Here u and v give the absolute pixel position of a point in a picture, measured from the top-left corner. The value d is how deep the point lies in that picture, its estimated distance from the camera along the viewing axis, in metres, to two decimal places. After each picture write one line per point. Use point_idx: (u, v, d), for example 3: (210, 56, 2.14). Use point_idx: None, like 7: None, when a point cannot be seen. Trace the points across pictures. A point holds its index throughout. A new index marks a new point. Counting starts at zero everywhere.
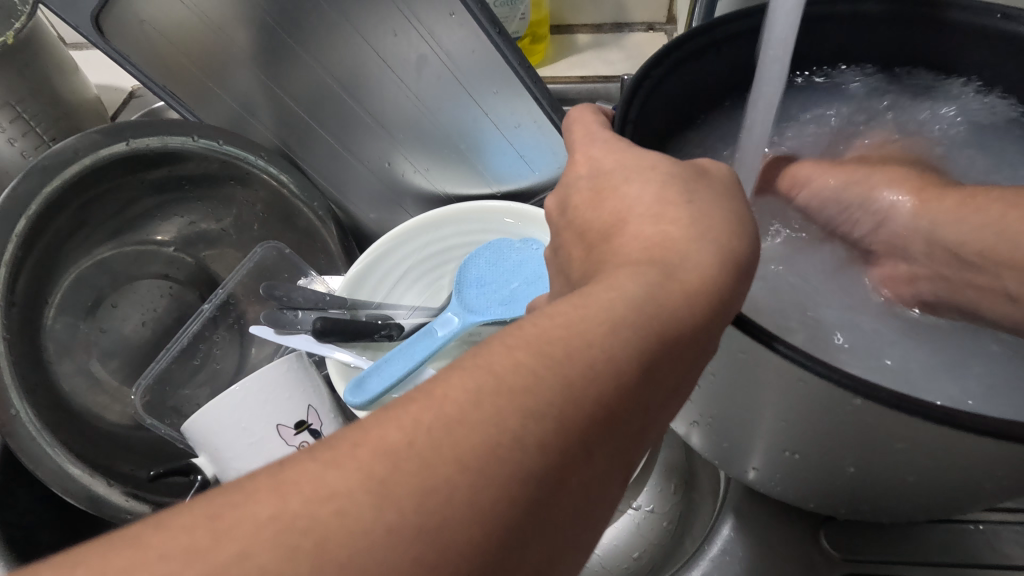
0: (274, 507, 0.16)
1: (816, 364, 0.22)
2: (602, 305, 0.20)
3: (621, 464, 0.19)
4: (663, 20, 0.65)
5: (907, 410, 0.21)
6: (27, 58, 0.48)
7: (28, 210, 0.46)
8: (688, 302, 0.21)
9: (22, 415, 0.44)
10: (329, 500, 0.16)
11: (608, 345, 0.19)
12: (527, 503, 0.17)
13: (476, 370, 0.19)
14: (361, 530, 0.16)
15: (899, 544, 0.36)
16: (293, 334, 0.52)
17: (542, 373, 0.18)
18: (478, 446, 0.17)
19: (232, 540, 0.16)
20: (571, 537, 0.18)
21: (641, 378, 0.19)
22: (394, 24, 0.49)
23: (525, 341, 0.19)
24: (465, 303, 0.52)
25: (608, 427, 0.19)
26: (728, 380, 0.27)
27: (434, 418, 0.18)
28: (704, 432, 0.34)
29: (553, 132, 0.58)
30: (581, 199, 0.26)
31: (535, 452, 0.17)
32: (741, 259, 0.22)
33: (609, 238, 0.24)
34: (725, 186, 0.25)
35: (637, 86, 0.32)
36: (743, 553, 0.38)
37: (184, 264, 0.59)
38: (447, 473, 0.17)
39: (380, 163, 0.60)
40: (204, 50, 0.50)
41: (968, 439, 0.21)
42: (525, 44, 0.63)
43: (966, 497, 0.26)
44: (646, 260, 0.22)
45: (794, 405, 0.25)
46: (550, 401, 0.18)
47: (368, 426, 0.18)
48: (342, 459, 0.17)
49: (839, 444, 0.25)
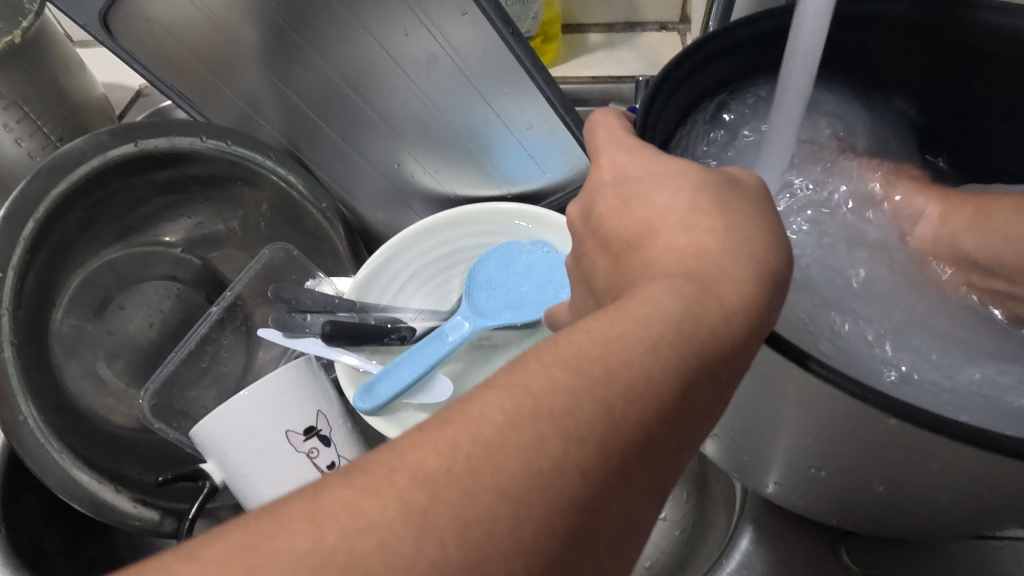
0: (313, 539, 0.16)
1: (852, 384, 0.21)
2: (641, 322, 0.19)
3: (660, 487, 0.19)
4: (677, 19, 0.64)
5: (949, 436, 0.20)
6: (34, 57, 0.48)
7: (35, 213, 0.45)
8: (728, 320, 0.20)
9: (29, 421, 0.43)
10: (369, 532, 0.16)
11: (648, 364, 0.18)
12: (569, 531, 0.17)
13: (511, 389, 0.18)
14: (403, 563, 0.15)
15: (919, 558, 0.35)
16: (301, 337, 0.51)
17: (581, 394, 0.18)
18: (518, 474, 0.17)
19: (266, 575, 0.15)
20: (609, 564, 0.18)
21: (680, 398, 0.19)
22: (405, 24, 0.48)
23: (562, 358, 0.19)
24: (475, 306, 0.51)
25: (649, 450, 0.18)
26: (754, 395, 0.26)
27: (471, 442, 0.17)
28: (723, 445, 0.33)
29: (565, 134, 0.57)
30: (606, 207, 0.25)
31: (576, 479, 0.17)
32: (777, 273, 0.21)
33: (637, 249, 0.23)
34: (756, 196, 0.24)
35: (659, 89, 0.31)
36: (759, 565, 0.37)
37: (190, 265, 0.58)
38: (488, 502, 0.16)
39: (390, 163, 0.60)
40: (211, 49, 0.49)
41: (1013, 465, 0.20)
42: (537, 43, 0.62)
43: (1000, 518, 0.25)
44: (683, 273, 0.21)
45: (826, 424, 0.24)
46: (591, 425, 0.17)
47: (403, 449, 0.17)
48: (379, 486, 0.17)
49: (871, 464, 0.25)
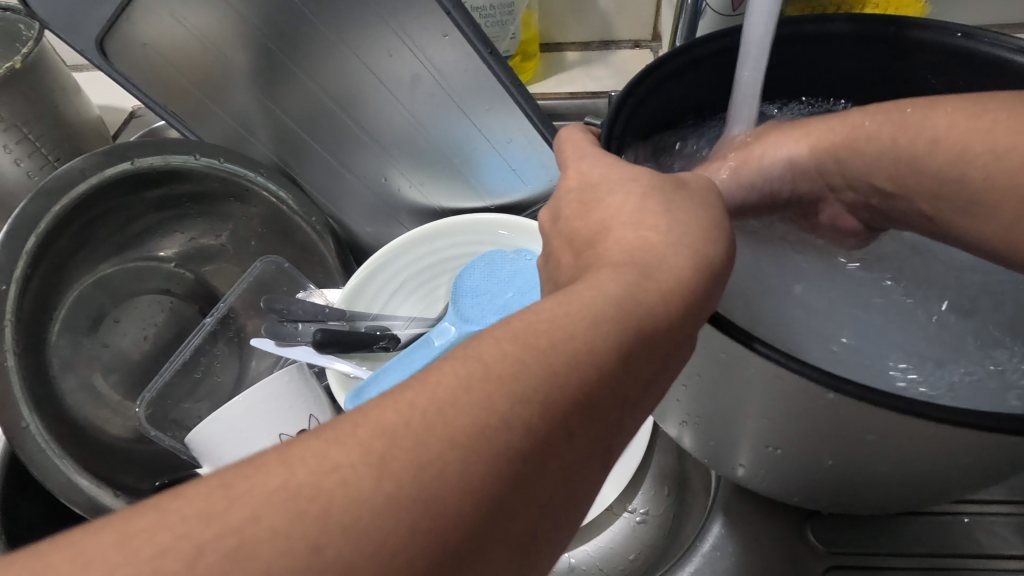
0: (284, 476, 0.18)
1: (793, 363, 0.23)
2: (584, 301, 0.22)
3: (601, 448, 0.21)
4: (649, 37, 0.68)
5: (870, 402, 0.22)
6: (34, 81, 0.50)
7: (38, 228, 0.47)
8: (666, 300, 0.22)
9: (31, 427, 0.45)
10: (332, 473, 0.18)
11: (589, 338, 0.21)
12: (512, 479, 0.19)
13: (466, 359, 0.20)
14: (363, 497, 0.17)
15: (880, 536, 0.38)
16: (293, 345, 0.53)
17: (527, 361, 0.20)
18: (468, 428, 0.19)
19: (244, 505, 0.17)
20: (549, 512, 0.20)
21: (620, 367, 0.21)
22: (390, 45, 0.51)
23: (512, 334, 0.21)
24: (462, 314, 0.54)
25: (589, 412, 0.20)
26: (714, 380, 0.29)
27: (427, 402, 0.19)
28: (693, 432, 0.35)
29: (544, 147, 0.59)
30: (571, 210, 0.27)
31: (519, 433, 0.19)
32: (716, 264, 0.24)
33: (595, 244, 0.25)
34: (704, 197, 0.26)
35: (622, 105, 0.34)
36: (732, 548, 0.39)
37: (183, 279, 0.60)
38: (439, 449, 0.18)
39: (377, 178, 0.62)
40: (204, 71, 0.51)
41: (932, 428, 0.22)
42: (515, 61, 0.65)
43: (937, 485, 0.28)
44: (628, 262, 0.23)
45: (776, 404, 0.27)
46: (534, 388, 0.19)
47: (369, 409, 0.19)
48: (344, 437, 0.19)
49: (819, 440, 0.27)
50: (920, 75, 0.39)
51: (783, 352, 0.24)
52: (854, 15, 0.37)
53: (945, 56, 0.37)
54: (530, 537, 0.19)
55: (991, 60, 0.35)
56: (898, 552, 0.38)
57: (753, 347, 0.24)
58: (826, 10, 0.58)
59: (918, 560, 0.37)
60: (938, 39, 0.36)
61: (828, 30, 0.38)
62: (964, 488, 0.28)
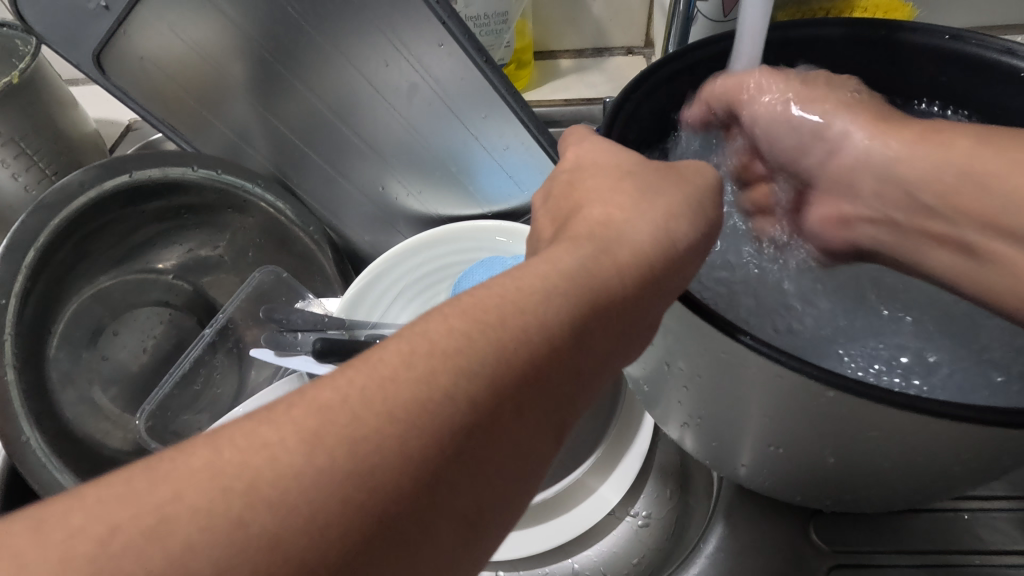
0: (209, 455, 0.18)
1: (783, 358, 0.24)
2: (539, 275, 0.22)
3: (552, 420, 0.21)
4: (642, 43, 0.68)
5: (868, 397, 0.22)
6: (32, 96, 0.50)
7: (36, 242, 0.47)
8: (621, 274, 0.23)
9: (31, 440, 0.45)
10: (262, 448, 0.18)
11: (541, 310, 0.21)
12: (454, 452, 0.19)
13: (413, 335, 0.21)
14: (292, 470, 0.17)
15: (881, 535, 0.38)
16: (292, 355, 0.52)
17: (474, 336, 0.20)
18: (409, 401, 0.19)
19: (166, 483, 0.17)
20: (495, 482, 0.20)
21: (573, 343, 0.21)
22: (386, 55, 0.51)
23: (461, 309, 0.21)
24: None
25: (537, 385, 0.20)
26: (715, 379, 0.29)
27: (366, 376, 0.19)
28: (695, 433, 0.35)
29: (541, 153, 0.59)
30: (557, 190, 0.28)
31: (460, 406, 0.19)
32: (679, 242, 0.25)
33: (566, 220, 0.26)
34: (690, 184, 0.27)
35: (618, 110, 0.35)
36: (735, 549, 0.39)
37: (182, 290, 0.59)
38: (376, 425, 0.18)
39: (375, 187, 0.62)
40: (201, 83, 0.52)
41: (928, 423, 0.23)
42: (510, 69, 0.65)
43: (936, 480, 0.28)
44: (589, 237, 0.24)
45: (776, 403, 0.27)
46: (479, 361, 0.20)
47: (308, 387, 0.19)
48: (277, 415, 0.19)
49: (820, 439, 0.27)
50: (909, 80, 0.40)
51: (763, 342, 0.24)
52: (844, 19, 0.38)
53: (934, 58, 0.38)
54: (471, 518, 0.19)
55: (979, 60, 0.36)
56: (900, 550, 0.38)
57: (727, 330, 0.25)
58: (816, 15, 0.59)
59: (920, 556, 0.38)
60: (926, 41, 0.37)
61: (819, 34, 0.38)
62: (965, 483, 0.29)
